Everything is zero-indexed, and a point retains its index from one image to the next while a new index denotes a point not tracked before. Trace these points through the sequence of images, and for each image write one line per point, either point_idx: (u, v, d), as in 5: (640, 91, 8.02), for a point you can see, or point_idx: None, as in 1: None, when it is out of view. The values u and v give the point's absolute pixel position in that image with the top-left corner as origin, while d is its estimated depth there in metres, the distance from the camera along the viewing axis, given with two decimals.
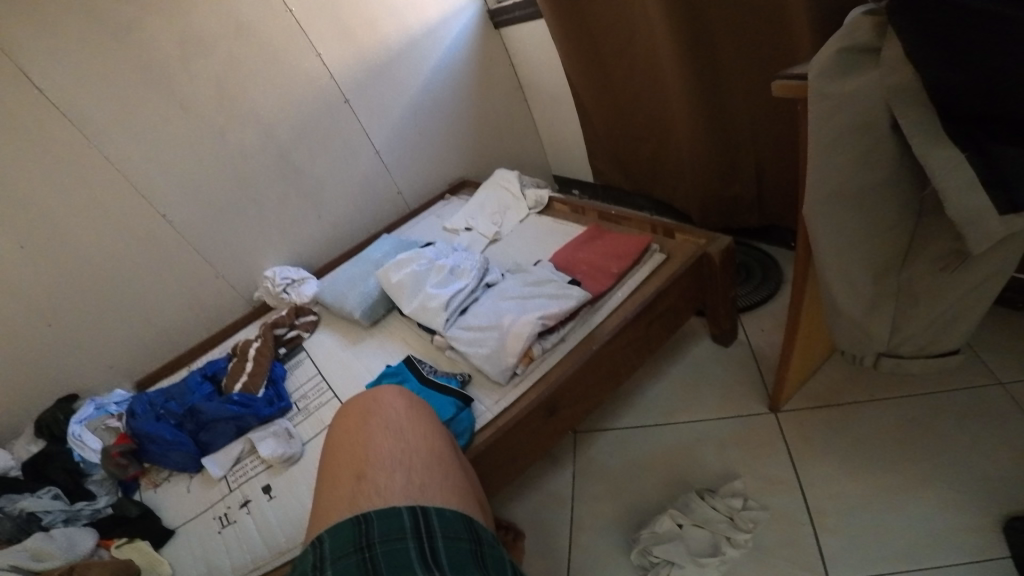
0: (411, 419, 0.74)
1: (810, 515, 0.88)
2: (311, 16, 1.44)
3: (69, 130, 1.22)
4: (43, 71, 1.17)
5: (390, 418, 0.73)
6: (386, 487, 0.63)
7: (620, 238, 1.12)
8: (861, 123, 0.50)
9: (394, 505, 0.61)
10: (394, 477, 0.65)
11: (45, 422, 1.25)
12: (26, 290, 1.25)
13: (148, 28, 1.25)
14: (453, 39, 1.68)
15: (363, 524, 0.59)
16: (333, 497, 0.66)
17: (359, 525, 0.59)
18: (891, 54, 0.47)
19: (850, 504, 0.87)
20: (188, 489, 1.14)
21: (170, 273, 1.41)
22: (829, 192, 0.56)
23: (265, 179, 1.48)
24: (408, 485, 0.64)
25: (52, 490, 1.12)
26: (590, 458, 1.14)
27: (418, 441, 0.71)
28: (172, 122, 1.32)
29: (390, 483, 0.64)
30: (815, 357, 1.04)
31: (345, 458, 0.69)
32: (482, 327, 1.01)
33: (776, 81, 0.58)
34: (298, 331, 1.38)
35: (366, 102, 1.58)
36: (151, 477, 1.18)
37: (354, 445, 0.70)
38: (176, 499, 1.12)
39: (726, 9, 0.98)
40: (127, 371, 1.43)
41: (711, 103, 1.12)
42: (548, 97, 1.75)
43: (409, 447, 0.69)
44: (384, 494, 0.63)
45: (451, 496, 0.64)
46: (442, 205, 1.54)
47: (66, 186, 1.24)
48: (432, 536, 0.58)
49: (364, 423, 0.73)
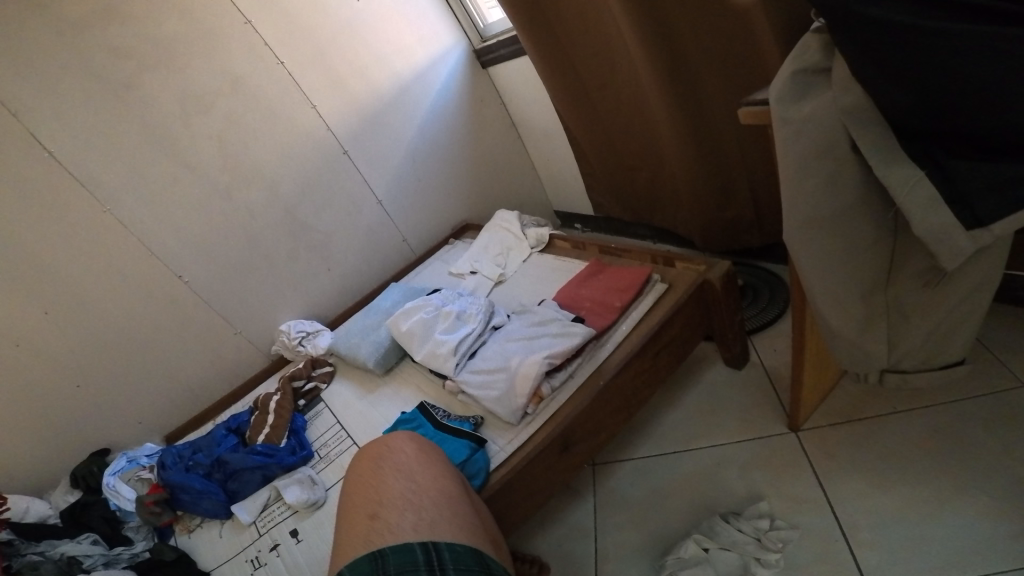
0: (420, 459, 0.74)
1: (843, 530, 0.88)
2: (304, 70, 1.52)
3: (86, 197, 1.28)
4: (59, 142, 1.24)
5: (401, 460, 0.74)
6: (397, 525, 0.63)
7: (621, 271, 1.15)
8: (824, 148, 0.54)
9: (406, 542, 0.60)
10: (404, 514, 0.64)
11: (81, 473, 1.30)
12: (52, 355, 1.30)
13: (153, 92, 1.33)
14: (442, 83, 1.76)
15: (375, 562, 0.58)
16: (347, 539, 0.65)
17: (372, 562, 0.59)
18: (841, 77, 0.51)
19: (881, 518, 0.87)
20: (220, 534, 1.16)
21: (188, 333, 1.46)
22: (806, 216, 0.59)
23: (274, 236, 1.54)
24: (418, 521, 0.63)
25: (92, 535, 1.16)
26: (611, 489, 1.15)
27: (426, 480, 0.70)
28: (182, 183, 1.39)
29: (401, 522, 0.63)
30: (830, 374, 1.06)
31: (357, 501, 0.70)
32: (491, 370, 1.04)
33: (742, 107, 0.63)
34: (316, 382, 1.41)
35: (365, 150, 1.65)
36: (185, 523, 1.21)
37: (367, 487, 0.71)
38: (209, 544, 1.15)
39: (700, 40, 1.04)
40: (156, 426, 1.47)
41: (697, 131, 1.16)
42: (541, 135, 1.82)
43: (419, 486, 0.69)
44: (396, 531, 0.62)
45: (461, 532, 0.64)
46: (447, 250, 1.58)
47: (85, 250, 1.30)
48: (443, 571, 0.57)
49: (376, 466, 0.73)
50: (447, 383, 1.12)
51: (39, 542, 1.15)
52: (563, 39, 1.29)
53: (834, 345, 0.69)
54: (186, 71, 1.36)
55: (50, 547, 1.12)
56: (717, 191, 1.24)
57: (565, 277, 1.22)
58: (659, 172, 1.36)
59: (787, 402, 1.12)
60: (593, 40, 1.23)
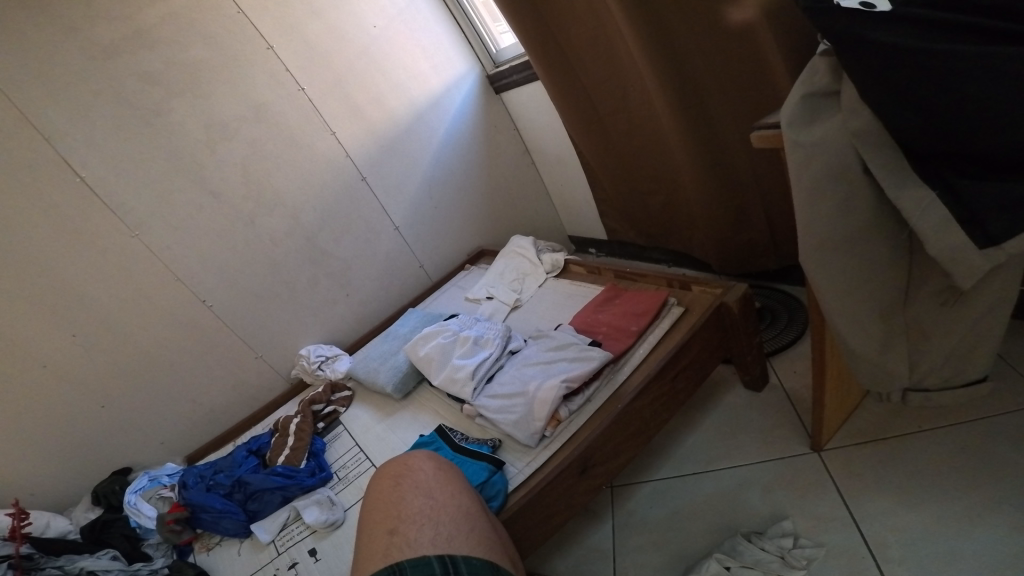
0: (437, 477, 0.75)
1: (870, 547, 0.86)
2: (323, 97, 1.56)
3: (115, 223, 1.33)
4: (91, 168, 1.29)
5: (420, 478, 0.75)
6: (416, 540, 0.63)
7: (638, 295, 1.15)
8: (836, 172, 0.55)
9: (424, 555, 0.60)
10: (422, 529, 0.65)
11: (103, 492, 1.32)
12: (79, 377, 1.33)
13: (179, 122, 1.37)
14: (456, 108, 1.80)
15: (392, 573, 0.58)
16: (367, 553, 0.65)
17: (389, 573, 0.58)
18: (848, 99, 0.52)
19: (909, 536, 0.85)
20: (239, 552, 1.16)
21: (211, 356, 1.48)
22: (820, 238, 0.60)
23: (294, 262, 1.57)
24: (436, 535, 0.64)
25: (110, 552, 1.17)
26: (629, 511, 1.14)
27: (445, 497, 0.71)
28: (206, 209, 1.43)
29: (420, 536, 0.64)
30: (852, 394, 1.05)
31: (377, 516, 0.70)
32: (509, 394, 1.05)
33: (753, 132, 0.64)
34: (335, 406, 1.42)
35: (382, 177, 1.68)
36: (204, 541, 1.22)
37: (387, 504, 0.71)
38: (227, 562, 1.15)
39: (712, 63, 1.06)
40: (177, 448, 1.48)
41: (710, 152, 1.18)
42: (555, 160, 1.84)
43: (438, 503, 0.70)
44: (415, 545, 0.62)
45: (479, 546, 0.64)
46: (463, 276, 1.60)
47: (113, 274, 1.34)
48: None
49: (396, 484, 0.74)
50: (465, 407, 1.12)
51: (57, 557, 1.15)
52: (575, 64, 1.31)
53: (854, 364, 0.68)
54: (211, 100, 1.41)
55: (70, 560, 1.13)
56: (732, 212, 1.25)
57: (581, 303, 1.22)
58: (673, 196, 1.37)
59: (808, 422, 1.11)
60: (605, 67, 1.25)
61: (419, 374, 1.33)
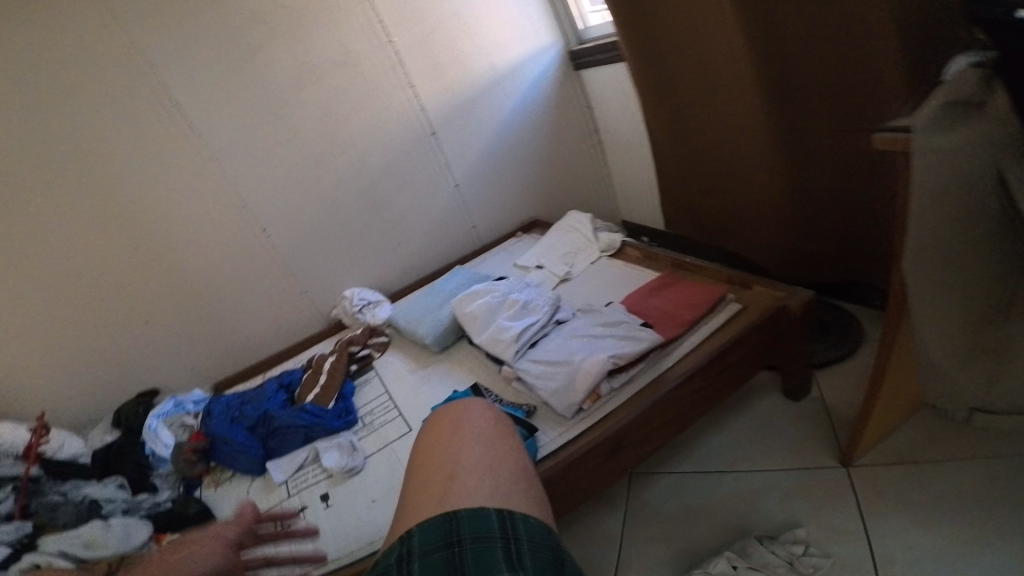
0: (494, 426, 0.77)
1: (877, 562, 0.88)
2: (409, 48, 1.57)
3: (191, 146, 1.37)
4: (181, 89, 1.33)
5: (477, 428, 0.76)
6: (474, 491, 0.65)
7: (694, 287, 1.16)
8: (960, 180, 0.55)
9: (482, 508, 0.62)
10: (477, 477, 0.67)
11: (125, 413, 1.34)
12: (133, 288, 1.38)
13: (267, 56, 1.40)
14: (536, 78, 1.79)
15: (453, 525, 0.60)
16: (423, 497, 0.67)
17: (447, 522, 0.60)
18: (997, 106, 0.52)
19: (923, 558, 0.86)
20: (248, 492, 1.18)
21: (260, 286, 1.51)
22: (925, 245, 0.60)
23: (353, 206, 1.58)
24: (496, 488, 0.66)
25: (116, 481, 1.18)
26: (644, 501, 1.16)
27: (502, 450, 0.73)
28: (278, 143, 1.45)
29: (478, 487, 0.65)
30: (894, 416, 1.05)
31: (434, 461, 0.71)
32: (552, 362, 1.06)
33: (874, 133, 0.64)
34: (371, 351, 1.45)
35: (451, 137, 1.69)
36: (214, 477, 1.24)
37: (443, 450, 0.73)
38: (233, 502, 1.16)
39: (814, 64, 1.07)
40: (208, 373, 1.51)
41: (793, 155, 1.19)
42: (623, 145, 1.83)
43: (494, 455, 0.71)
44: (473, 495, 0.64)
45: (533, 506, 0.66)
46: (512, 244, 1.61)
47: (183, 194, 1.38)
48: (521, 542, 0.58)
49: (453, 431, 0.75)
50: (503, 368, 1.14)
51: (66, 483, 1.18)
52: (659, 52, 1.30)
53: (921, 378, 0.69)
54: (304, 37, 1.43)
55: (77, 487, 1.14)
56: (802, 220, 1.26)
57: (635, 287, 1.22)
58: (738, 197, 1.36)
59: (841, 439, 1.10)
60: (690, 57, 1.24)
61: (459, 332, 1.35)
